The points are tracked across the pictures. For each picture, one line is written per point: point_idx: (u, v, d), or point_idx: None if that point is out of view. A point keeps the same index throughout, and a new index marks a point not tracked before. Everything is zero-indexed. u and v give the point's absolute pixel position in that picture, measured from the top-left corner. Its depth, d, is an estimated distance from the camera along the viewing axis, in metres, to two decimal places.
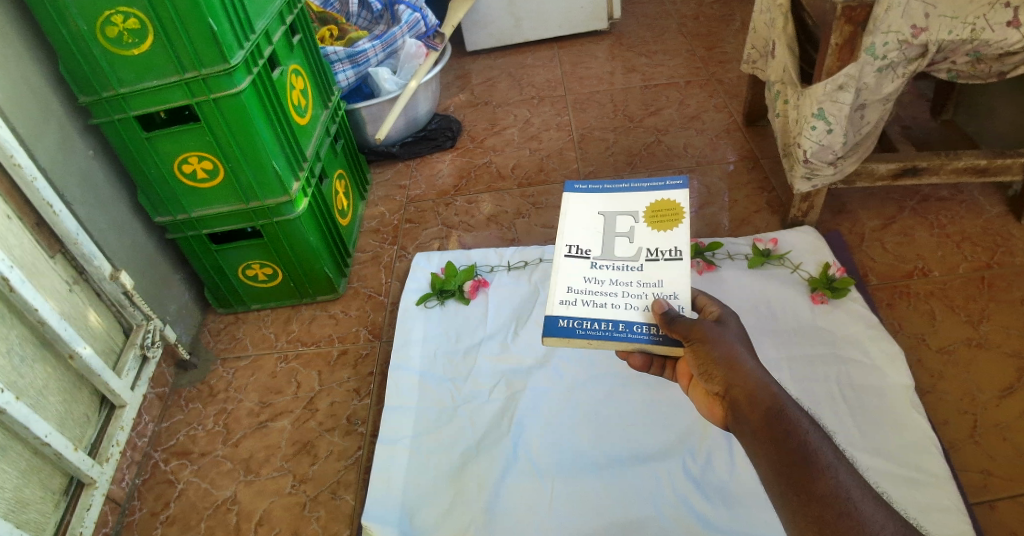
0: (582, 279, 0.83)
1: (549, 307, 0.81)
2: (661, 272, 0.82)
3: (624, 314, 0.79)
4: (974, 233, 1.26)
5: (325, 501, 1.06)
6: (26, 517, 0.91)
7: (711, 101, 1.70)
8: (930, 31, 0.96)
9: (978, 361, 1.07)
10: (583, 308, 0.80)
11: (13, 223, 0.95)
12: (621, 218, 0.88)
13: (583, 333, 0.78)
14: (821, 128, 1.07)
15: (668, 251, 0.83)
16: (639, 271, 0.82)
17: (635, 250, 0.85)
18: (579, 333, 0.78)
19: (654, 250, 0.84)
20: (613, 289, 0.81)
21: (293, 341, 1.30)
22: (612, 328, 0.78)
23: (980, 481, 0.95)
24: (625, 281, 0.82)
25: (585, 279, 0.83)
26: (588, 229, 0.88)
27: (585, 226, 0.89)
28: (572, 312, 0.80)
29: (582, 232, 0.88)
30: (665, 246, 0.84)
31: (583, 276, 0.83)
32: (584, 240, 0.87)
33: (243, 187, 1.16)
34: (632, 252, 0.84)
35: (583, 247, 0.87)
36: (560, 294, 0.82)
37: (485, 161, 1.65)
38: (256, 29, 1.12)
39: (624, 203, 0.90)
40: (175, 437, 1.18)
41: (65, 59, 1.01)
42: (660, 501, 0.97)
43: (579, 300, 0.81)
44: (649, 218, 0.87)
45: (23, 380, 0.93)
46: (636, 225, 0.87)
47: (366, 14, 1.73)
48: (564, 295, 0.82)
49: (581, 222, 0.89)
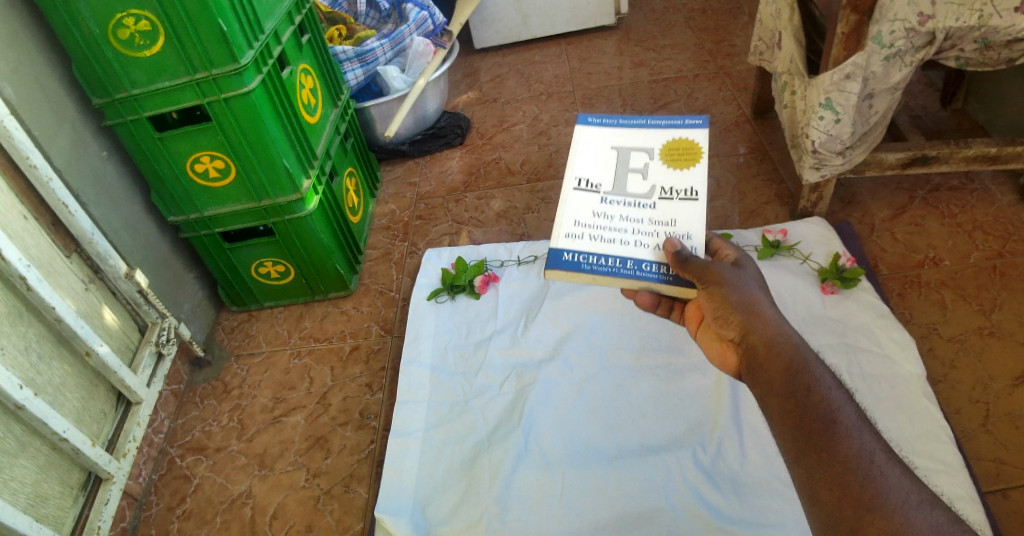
0: (590, 213, 0.82)
1: (555, 240, 0.81)
2: (675, 212, 0.80)
3: (634, 251, 0.79)
4: (985, 222, 1.25)
5: (338, 495, 1.07)
6: (45, 512, 0.93)
7: (719, 94, 1.70)
8: (937, 19, 0.95)
9: (991, 349, 1.07)
10: (590, 243, 0.80)
11: (30, 223, 0.97)
12: (636, 154, 0.85)
13: (589, 268, 0.78)
14: (829, 118, 1.07)
15: (684, 191, 0.81)
16: (652, 210, 0.81)
17: (649, 188, 0.82)
18: (585, 269, 0.79)
19: (669, 189, 0.82)
20: (624, 225, 0.80)
21: (307, 337, 1.32)
22: (620, 266, 0.78)
23: (993, 470, 0.94)
24: (636, 217, 0.81)
25: (594, 214, 0.82)
26: (600, 162, 0.85)
27: (597, 161, 0.85)
28: (578, 247, 0.80)
29: (594, 165, 0.85)
30: (682, 186, 0.82)
31: (591, 212, 0.82)
32: (594, 173, 0.84)
33: (255, 185, 1.18)
34: (646, 189, 0.82)
35: (593, 181, 0.84)
36: (567, 227, 0.81)
37: (494, 158, 1.66)
38: (265, 30, 1.14)
39: (640, 139, 0.86)
40: (191, 433, 1.20)
41: (79, 61, 1.03)
42: (671, 492, 0.97)
43: (586, 235, 0.80)
44: (666, 155, 0.84)
45: (41, 377, 0.95)
46: (652, 161, 0.84)
47: (374, 13, 1.76)
48: (571, 228, 0.81)
49: (593, 155, 0.86)
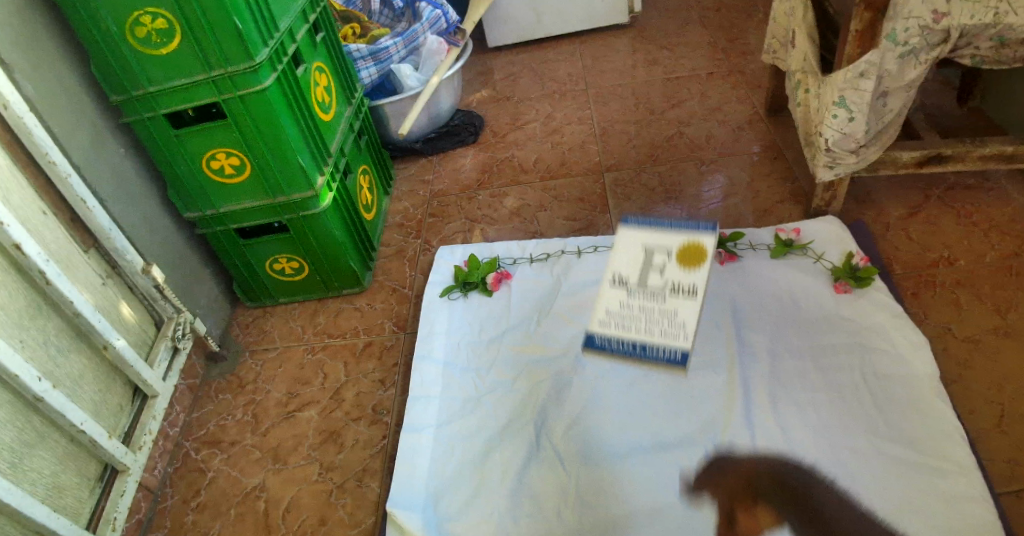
0: (616, 305, 0.87)
1: (591, 322, 0.88)
2: (681, 309, 0.83)
3: (656, 337, 0.84)
4: (1001, 221, 1.24)
5: (351, 489, 1.08)
6: (63, 502, 0.94)
7: (733, 92, 1.69)
8: (952, 16, 0.94)
9: (1005, 349, 1.06)
10: (618, 330, 0.86)
11: (48, 218, 0.99)
12: (655, 250, 0.85)
13: (613, 348, 0.87)
14: (843, 116, 1.07)
15: (686, 288, 0.82)
16: (661, 304, 0.84)
17: (662, 284, 0.84)
18: (611, 349, 0.87)
19: (675, 287, 0.83)
20: (641, 324, 0.85)
21: (320, 333, 1.33)
22: (637, 347, 0.86)
23: (1007, 471, 0.94)
24: (648, 307, 0.85)
25: (620, 306, 0.86)
26: (628, 258, 0.86)
27: (625, 260, 0.86)
28: (609, 332, 0.87)
29: (622, 265, 0.87)
30: (687, 285, 0.83)
31: (620, 299, 0.87)
32: (622, 268, 0.86)
33: (270, 182, 1.19)
34: (659, 284, 0.84)
35: (624, 279, 0.86)
36: (600, 316, 0.88)
37: (507, 156, 1.66)
38: (280, 27, 1.15)
39: (664, 237, 0.85)
40: (206, 427, 1.21)
41: (97, 59, 1.05)
42: (682, 490, 0.97)
43: (615, 326, 0.87)
44: (680, 258, 0.84)
45: (59, 370, 0.97)
46: (668, 264, 0.84)
47: (388, 12, 1.77)
48: (602, 318, 0.87)
49: (621, 253, 0.87)
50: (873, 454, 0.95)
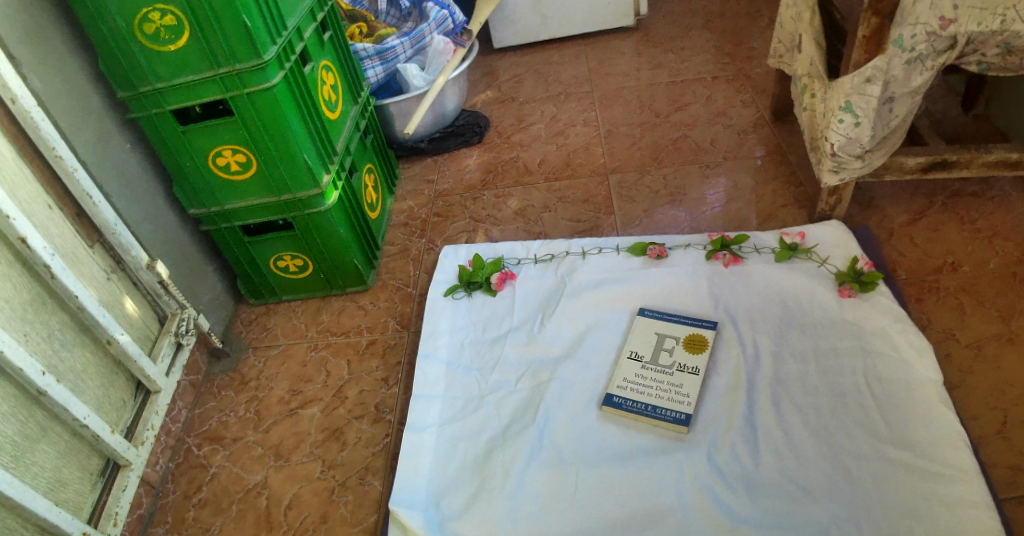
0: (633, 374, 1.11)
1: (609, 386, 1.11)
2: (687, 381, 1.08)
3: (665, 401, 1.06)
4: (1005, 228, 1.24)
5: (353, 487, 1.08)
6: (64, 497, 0.94)
7: (738, 96, 1.70)
8: (959, 23, 0.95)
9: (1008, 355, 1.06)
10: (634, 392, 1.09)
11: (54, 213, 0.99)
12: (667, 339, 1.15)
13: (626, 407, 1.07)
14: (849, 121, 1.07)
15: (691, 368, 1.10)
16: (670, 376, 1.10)
17: (671, 362, 1.12)
18: (624, 408, 1.07)
19: (683, 365, 1.11)
20: (653, 383, 1.09)
21: (323, 331, 1.33)
22: (645, 407, 1.06)
23: (1009, 477, 0.94)
24: (659, 379, 1.10)
25: (636, 374, 1.11)
26: (643, 341, 1.16)
27: (641, 339, 1.16)
28: (625, 393, 1.09)
29: (638, 342, 1.16)
30: (691, 364, 1.10)
31: (634, 374, 1.11)
32: (639, 347, 1.15)
33: (277, 180, 1.19)
34: (668, 363, 1.12)
35: (638, 353, 1.14)
36: (618, 380, 1.11)
37: (512, 157, 1.67)
38: (288, 25, 1.15)
39: (674, 329, 1.16)
40: (208, 423, 1.21)
41: (106, 55, 1.05)
42: (685, 491, 0.97)
43: (631, 386, 1.09)
44: (688, 345, 1.13)
45: (63, 364, 0.97)
46: (676, 346, 1.13)
47: (394, 12, 1.76)
48: (621, 381, 1.10)
49: (639, 336, 1.17)
50: (875, 458, 0.95)
